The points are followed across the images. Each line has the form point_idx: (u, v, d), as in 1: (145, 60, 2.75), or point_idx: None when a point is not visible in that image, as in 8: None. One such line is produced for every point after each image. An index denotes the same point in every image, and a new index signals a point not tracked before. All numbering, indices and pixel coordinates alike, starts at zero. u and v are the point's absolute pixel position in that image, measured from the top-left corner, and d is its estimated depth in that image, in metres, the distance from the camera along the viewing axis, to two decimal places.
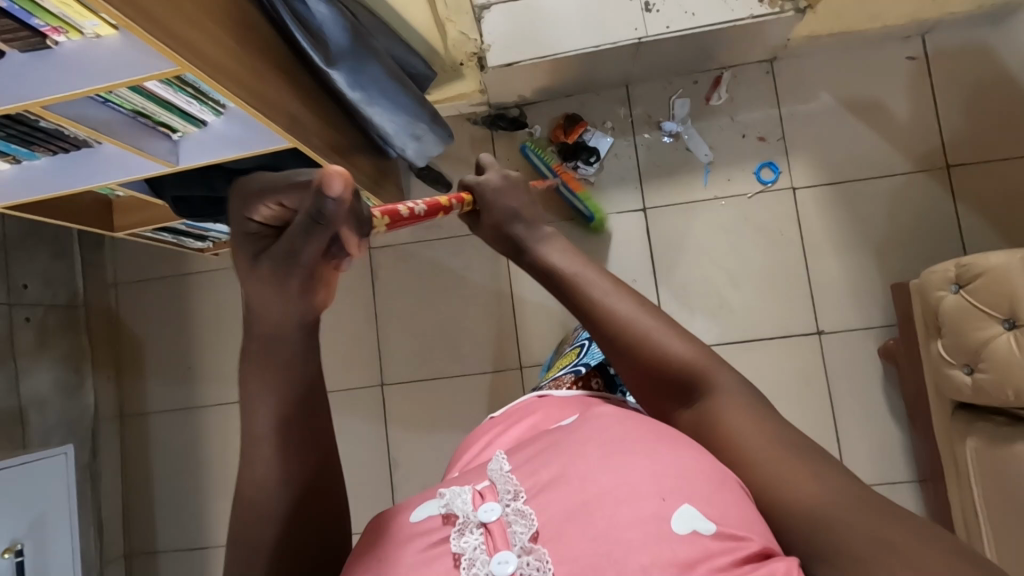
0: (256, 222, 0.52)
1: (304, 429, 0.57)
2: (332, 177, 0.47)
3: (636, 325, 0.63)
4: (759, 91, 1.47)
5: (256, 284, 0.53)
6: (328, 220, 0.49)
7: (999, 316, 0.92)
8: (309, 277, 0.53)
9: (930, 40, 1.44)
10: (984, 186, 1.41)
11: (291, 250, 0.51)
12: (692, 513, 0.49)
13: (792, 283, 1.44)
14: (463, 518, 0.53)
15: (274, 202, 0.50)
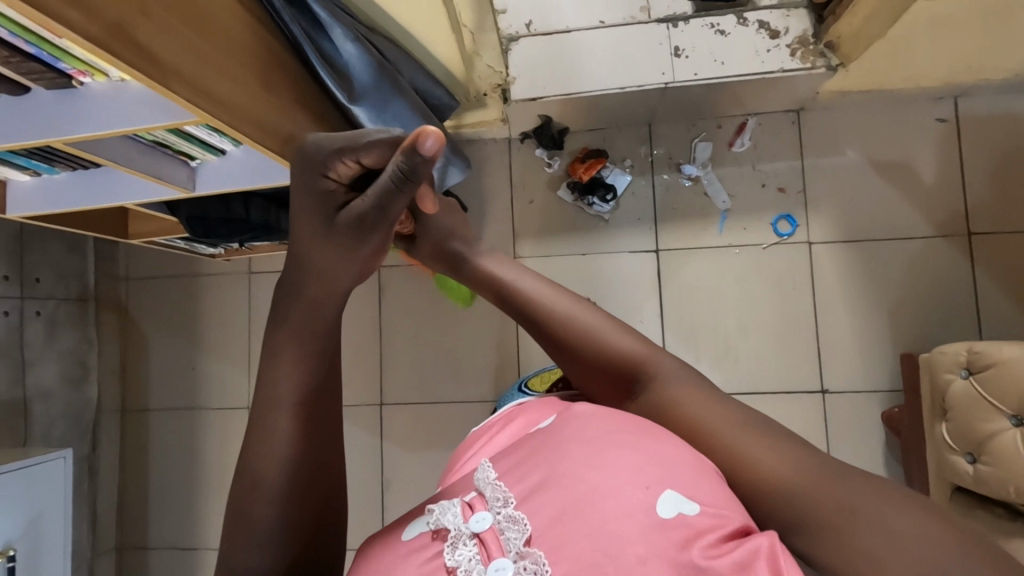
0: (333, 179, 0.60)
1: (317, 399, 0.60)
2: (426, 138, 0.55)
3: (577, 323, 0.63)
4: (784, 142, 1.46)
5: (327, 239, 0.61)
6: (416, 179, 0.57)
7: (1006, 411, 0.91)
8: (379, 233, 0.62)
9: (962, 104, 1.41)
10: (1005, 257, 1.39)
11: (371, 207, 0.59)
12: (677, 497, 0.48)
13: (800, 339, 1.42)
14: (454, 530, 0.53)
15: (354, 161, 0.59)
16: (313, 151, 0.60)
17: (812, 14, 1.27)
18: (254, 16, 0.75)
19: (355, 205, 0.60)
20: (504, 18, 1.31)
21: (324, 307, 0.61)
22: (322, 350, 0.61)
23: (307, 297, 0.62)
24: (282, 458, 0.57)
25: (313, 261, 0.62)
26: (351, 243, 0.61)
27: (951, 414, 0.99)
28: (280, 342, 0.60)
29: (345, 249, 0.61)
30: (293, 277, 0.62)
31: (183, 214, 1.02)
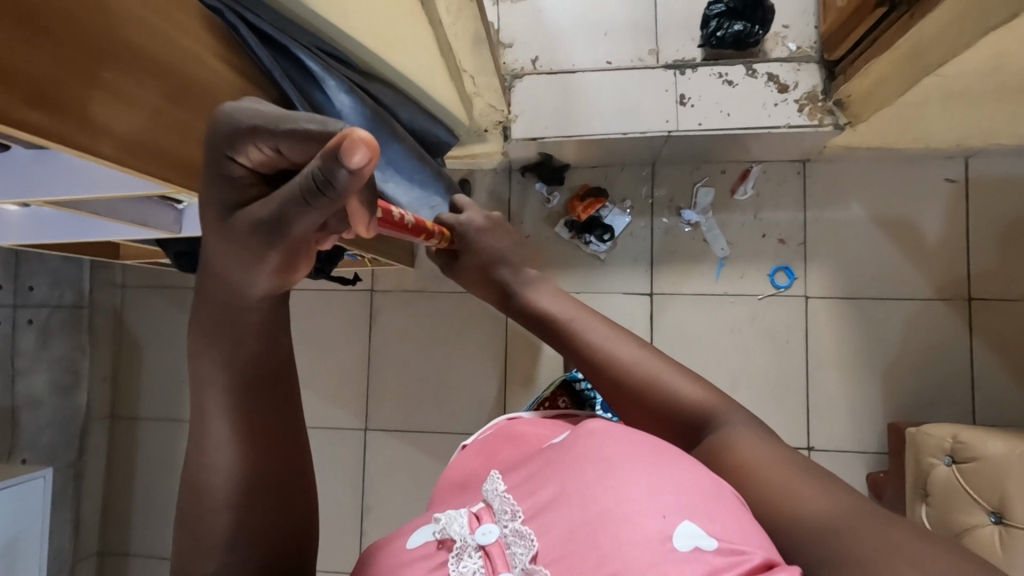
0: (243, 166, 0.42)
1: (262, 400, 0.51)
2: (354, 144, 0.36)
3: (643, 370, 0.63)
4: (787, 192, 1.43)
5: (224, 240, 0.44)
6: (334, 194, 0.39)
7: (987, 506, 0.90)
8: (290, 250, 0.44)
9: (972, 165, 1.38)
10: (1004, 325, 1.36)
11: (275, 216, 0.41)
12: (695, 531, 0.48)
13: (790, 394, 1.41)
14: (460, 542, 0.54)
15: (267, 147, 0.40)
16: (219, 123, 0.41)
17: (823, 70, 1.25)
18: (245, 79, 0.74)
19: (257, 207, 0.42)
20: (511, 53, 1.36)
21: (239, 314, 0.48)
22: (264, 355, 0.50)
23: (212, 297, 0.48)
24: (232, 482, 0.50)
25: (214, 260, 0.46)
26: (252, 254, 0.44)
27: (931, 499, 0.98)
28: (202, 346, 0.49)
29: (243, 258, 0.44)
30: (203, 275, 0.48)
31: (172, 248, 1.02)
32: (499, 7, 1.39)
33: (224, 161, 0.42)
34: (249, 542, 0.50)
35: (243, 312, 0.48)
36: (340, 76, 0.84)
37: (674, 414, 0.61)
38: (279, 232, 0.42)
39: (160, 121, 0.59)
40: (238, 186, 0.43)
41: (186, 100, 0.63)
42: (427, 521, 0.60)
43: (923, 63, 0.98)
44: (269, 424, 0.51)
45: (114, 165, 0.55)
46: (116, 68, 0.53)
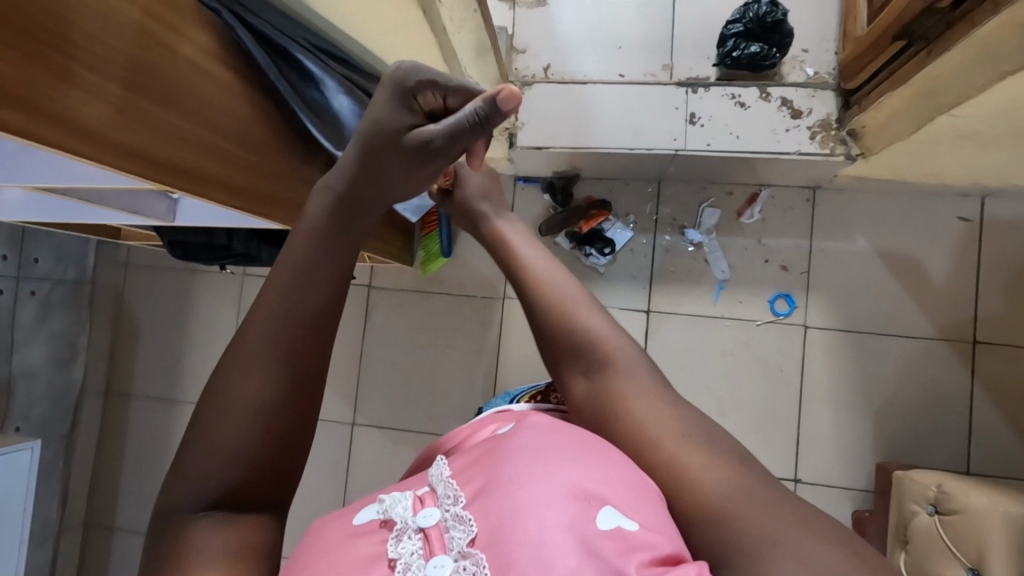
0: (416, 106, 0.61)
1: (321, 297, 0.53)
2: (511, 94, 0.58)
3: (562, 296, 0.62)
4: (795, 220, 1.41)
5: (386, 154, 0.59)
6: (488, 127, 0.60)
7: (965, 561, 0.88)
8: (439, 164, 0.62)
9: (987, 205, 1.35)
10: (1007, 371, 1.33)
11: (441, 137, 0.60)
12: (614, 514, 0.45)
13: (780, 425, 1.39)
14: (401, 523, 0.51)
15: (441, 97, 0.61)
16: (406, 71, 0.59)
17: (838, 97, 1.23)
18: (243, 84, 0.76)
19: (427, 131, 0.60)
20: (523, 59, 1.36)
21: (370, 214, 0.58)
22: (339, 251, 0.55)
23: (349, 197, 0.57)
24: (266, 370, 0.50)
25: (372, 165, 0.59)
26: (408, 166, 0.60)
27: (911, 547, 0.95)
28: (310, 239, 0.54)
29: (398, 170, 0.60)
30: (358, 174, 0.58)
31: (165, 236, 1.04)
32: (514, 11, 1.37)
33: (409, 99, 0.60)
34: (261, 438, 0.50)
35: (370, 213, 0.58)
36: (339, 77, 0.83)
37: (581, 344, 0.59)
38: (439, 149, 0.60)
39: (151, 123, 0.63)
40: (416, 120, 0.61)
41: (176, 99, 0.66)
42: (374, 499, 0.58)
43: (938, 100, 0.96)
44: (317, 309, 0.52)
45: (120, 172, 0.60)
46: (119, 81, 0.58)
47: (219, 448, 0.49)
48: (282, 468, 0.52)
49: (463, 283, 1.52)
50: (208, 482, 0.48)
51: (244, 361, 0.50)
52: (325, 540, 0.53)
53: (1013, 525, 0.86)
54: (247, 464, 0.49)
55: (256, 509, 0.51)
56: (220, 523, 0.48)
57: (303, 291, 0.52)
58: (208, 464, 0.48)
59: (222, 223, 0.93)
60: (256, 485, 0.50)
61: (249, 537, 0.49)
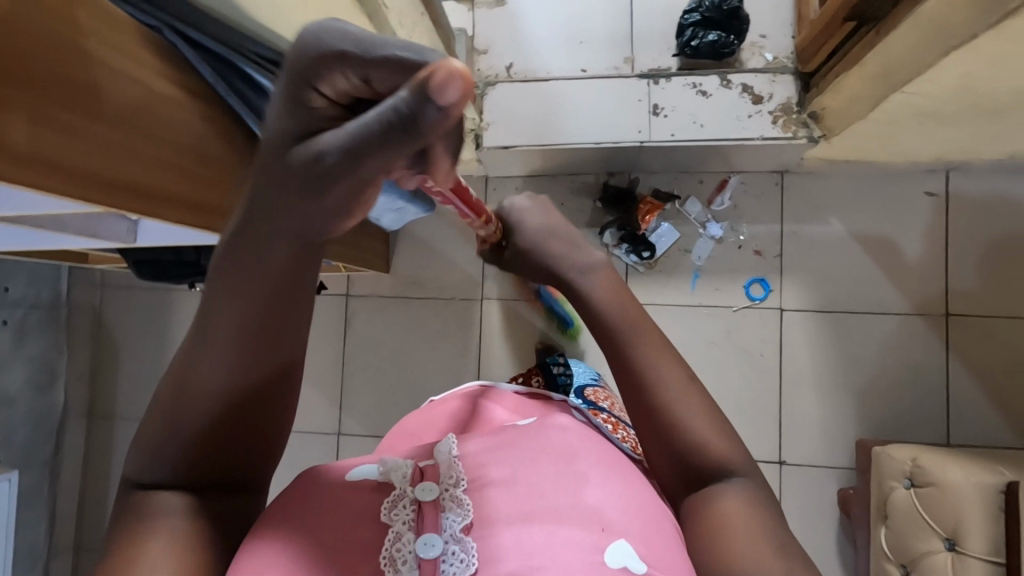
0: (325, 98, 0.40)
1: (267, 318, 0.45)
2: (447, 78, 0.34)
3: (667, 404, 0.54)
4: (766, 204, 1.41)
5: (281, 173, 0.40)
6: (416, 132, 0.36)
7: (942, 533, 0.89)
8: (347, 190, 0.40)
9: (953, 179, 1.36)
10: (981, 342, 1.35)
11: (338, 148, 0.38)
12: (627, 551, 0.47)
13: (763, 409, 1.40)
14: (399, 491, 0.51)
15: (359, 78, 0.38)
16: (305, 44, 0.39)
17: (798, 81, 1.23)
18: (196, 104, 0.76)
19: (321, 141, 0.39)
20: (486, 60, 1.36)
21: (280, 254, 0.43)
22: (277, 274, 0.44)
23: (255, 232, 0.42)
24: (208, 387, 0.46)
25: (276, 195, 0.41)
26: (307, 194, 0.40)
27: (891, 522, 0.96)
28: (237, 272, 0.43)
29: (299, 200, 0.41)
30: (254, 205, 0.42)
31: (132, 256, 1.03)
32: (474, 12, 1.37)
33: (307, 88, 0.39)
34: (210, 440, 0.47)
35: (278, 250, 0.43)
36: None
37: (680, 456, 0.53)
38: (346, 160, 0.39)
39: (101, 147, 0.62)
40: (317, 120, 0.40)
41: (120, 121, 0.65)
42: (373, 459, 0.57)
43: (891, 79, 0.97)
44: (260, 334, 0.45)
45: (63, 196, 0.60)
46: (62, 107, 0.58)
47: (164, 425, 0.46)
48: (236, 456, 0.49)
49: (442, 287, 1.52)
50: (154, 451, 0.47)
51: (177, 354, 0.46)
52: (309, 493, 0.51)
53: (987, 495, 0.86)
54: (192, 456, 0.47)
55: (206, 489, 0.49)
56: (162, 495, 0.47)
57: (231, 306, 0.44)
58: (150, 454, 0.47)
59: (185, 241, 0.93)
60: (204, 466, 0.48)
61: (198, 512, 0.48)
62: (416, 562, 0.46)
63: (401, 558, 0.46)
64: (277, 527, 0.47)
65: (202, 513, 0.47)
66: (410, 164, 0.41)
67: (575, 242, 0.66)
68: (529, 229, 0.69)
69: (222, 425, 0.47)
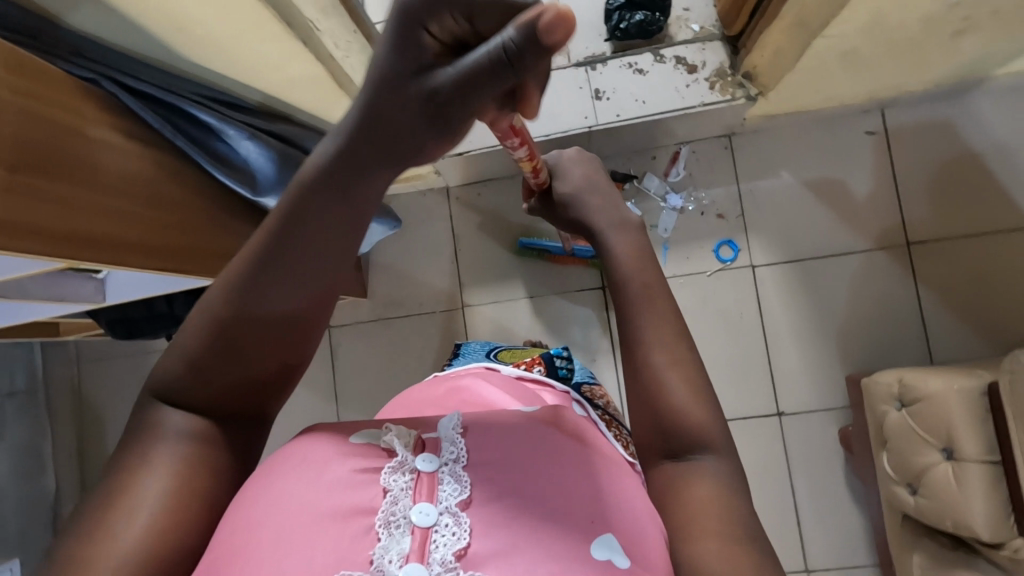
0: (431, 37, 0.44)
1: (312, 255, 0.47)
2: (553, 17, 0.39)
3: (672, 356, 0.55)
4: (719, 169, 1.46)
5: (390, 109, 0.45)
6: (522, 70, 0.42)
7: (938, 445, 0.91)
8: (458, 122, 0.46)
9: (888, 115, 1.43)
10: (945, 264, 1.40)
11: (452, 84, 0.43)
12: (614, 545, 0.47)
13: (753, 365, 1.43)
14: (400, 458, 0.49)
15: (464, 15, 0.42)
16: None
17: (726, 46, 1.28)
18: (143, 149, 0.77)
19: (434, 78, 0.44)
20: None
21: (373, 186, 0.47)
22: (326, 201, 0.46)
23: (351, 161, 0.46)
24: (233, 318, 0.47)
25: (375, 121, 0.45)
26: (418, 129, 0.46)
27: (891, 446, 0.99)
28: (315, 193, 0.46)
29: (412, 133, 0.46)
30: (359, 134, 0.45)
31: (104, 317, 1.01)
32: None
33: (416, 26, 0.43)
34: (222, 378, 0.48)
35: (368, 182, 0.46)
36: (240, 124, 0.84)
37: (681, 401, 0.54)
38: (454, 97, 0.44)
39: (49, 200, 0.62)
40: (426, 55, 0.44)
41: (64, 172, 0.64)
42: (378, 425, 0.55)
43: (811, 28, 1.01)
44: (298, 268, 0.47)
45: (25, 252, 0.60)
46: (6, 163, 0.57)
47: (189, 344, 0.48)
48: (268, 388, 0.51)
49: (421, 302, 1.53)
50: (189, 362, 0.48)
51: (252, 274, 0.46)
52: (312, 453, 0.50)
53: (970, 399, 0.89)
54: (203, 390, 0.48)
55: (225, 421, 0.50)
56: (184, 414, 0.48)
57: (288, 227, 0.46)
58: (166, 368, 0.49)
59: (157, 291, 0.92)
60: (226, 398, 0.49)
61: (216, 436, 0.49)
62: (409, 527, 0.46)
63: (394, 522, 0.46)
64: (276, 485, 0.47)
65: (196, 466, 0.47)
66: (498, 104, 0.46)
67: (613, 200, 0.66)
68: (570, 177, 0.69)
69: (249, 368, 0.48)
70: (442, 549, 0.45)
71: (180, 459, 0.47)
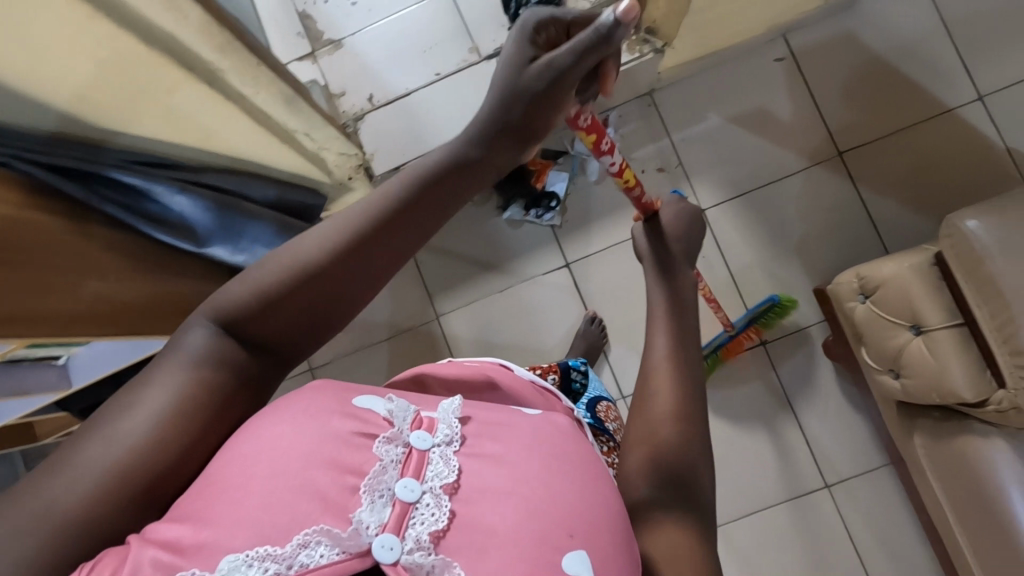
0: (542, 40, 0.65)
1: (399, 210, 0.58)
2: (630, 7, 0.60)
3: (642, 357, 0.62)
4: (648, 126, 1.50)
5: (521, 83, 0.62)
6: (612, 43, 0.62)
7: (905, 324, 0.94)
8: (563, 88, 0.63)
9: (792, 39, 1.49)
10: (879, 164, 1.46)
11: (571, 56, 0.62)
12: (581, 551, 0.47)
13: (727, 303, 1.46)
14: (395, 430, 0.51)
15: (558, 28, 0.65)
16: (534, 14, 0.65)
17: None
18: (71, 220, 0.79)
19: (551, 58, 0.62)
20: (346, 100, 1.38)
21: (491, 159, 0.63)
22: (449, 166, 0.60)
23: (489, 131, 0.62)
24: (328, 253, 0.55)
25: (512, 97, 0.62)
26: (545, 95, 0.63)
27: (866, 337, 1.02)
28: (443, 151, 0.61)
29: (542, 105, 0.63)
30: (496, 109, 0.62)
31: (75, 406, 1.00)
32: (319, 63, 1.41)
33: (534, 35, 0.64)
34: (301, 313, 0.55)
35: (489, 156, 0.62)
36: (167, 179, 0.86)
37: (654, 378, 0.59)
38: (566, 69, 0.62)
39: None
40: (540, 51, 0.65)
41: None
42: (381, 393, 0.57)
43: None
44: (400, 213, 0.58)
45: None
46: None
47: (274, 275, 0.55)
48: (332, 323, 0.57)
49: (397, 322, 1.54)
50: (260, 294, 0.54)
51: (365, 212, 0.57)
52: (307, 406, 0.50)
53: (922, 272, 0.93)
54: (283, 322, 0.55)
55: (258, 357, 0.55)
56: (222, 339, 0.54)
57: (411, 181, 0.59)
58: (238, 293, 0.55)
59: (122, 364, 0.93)
60: (290, 329, 0.55)
61: (245, 366, 0.54)
62: (391, 499, 0.47)
63: (378, 491, 0.47)
64: (269, 436, 0.47)
65: (222, 389, 0.52)
66: (583, 87, 0.69)
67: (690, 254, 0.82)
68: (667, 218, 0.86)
69: (324, 303, 0.56)
70: (419, 527, 0.46)
71: (186, 383, 0.51)
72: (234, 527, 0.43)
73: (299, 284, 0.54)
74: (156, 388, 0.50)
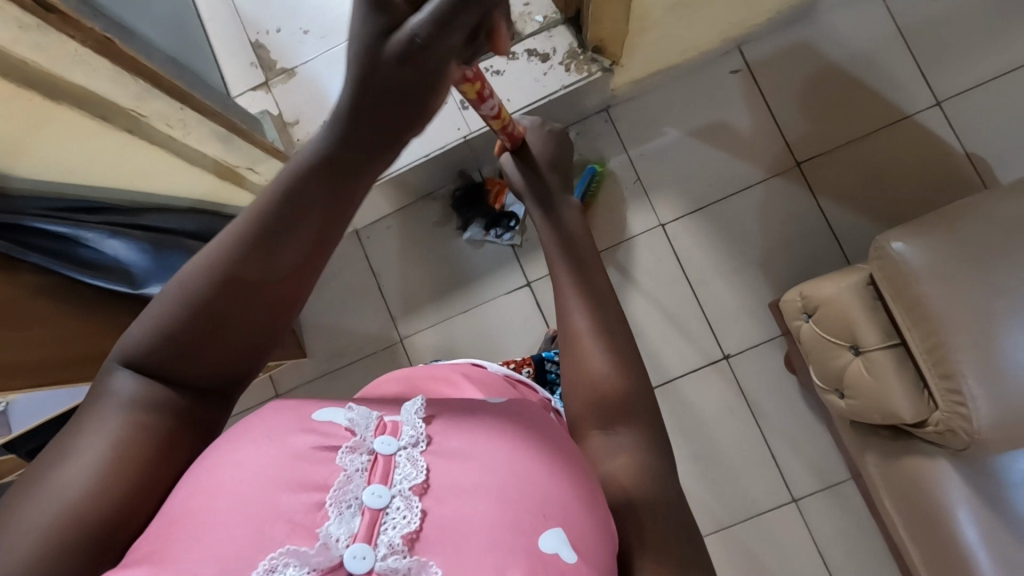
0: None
1: (290, 223, 0.51)
2: None
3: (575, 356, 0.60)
4: (605, 142, 1.50)
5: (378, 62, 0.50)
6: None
7: (845, 343, 0.94)
8: (441, 64, 0.52)
9: (747, 51, 1.48)
10: (837, 173, 1.45)
11: (427, 25, 0.49)
12: (560, 539, 0.45)
13: (690, 318, 1.45)
14: (359, 437, 0.49)
15: None
16: None
17: (571, 27, 1.32)
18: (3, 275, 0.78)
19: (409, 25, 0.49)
20: (300, 129, 1.39)
21: (371, 153, 0.53)
22: (321, 171, 0.52)
23: (360, 121, 0.52)
24: (222, 284, 0.50)
25: (373, 77, 0.50)
26: (412, 75, 0.51)
27: (811, 356, 1.02)
28: (313, 155, 0.52)
29: (413, 83, 0.51)
30: (361, 94, 0.51)
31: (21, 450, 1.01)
32: (272, 93, 1.42)
33: None
34: (215, 347, 0.50)
35: (363, 148, 0.52)
36: (97, 225, 0.87)
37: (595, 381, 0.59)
38: (429, 41, 0.50)
39: None
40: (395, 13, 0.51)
41: None
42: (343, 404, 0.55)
43: None
44: (290, 227, 0.51)
45: None
46: None
47: (173, 315, 0.50)
48: (259, 348, 0.53)
49: (361, 346, 1.53)
50: (164, 333, 0.49)
51: (255, 234, 0.51)
52: (268, 426, 0.49)
53: (858, 292, 0.92)
54: (200, 361, 0.50)
55: (194, 391, 0.51)
56: (147, 382, 0.50)
57: (288, 193, 0.51)
58: (144, 340, 0.50)
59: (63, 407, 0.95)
60: (215, 364, 0.51)
61: (179, 409, 0.50)
62: (359, 507, 0.45)
63: (345, 501, 0.44)
64: (231, 456, 0.46)
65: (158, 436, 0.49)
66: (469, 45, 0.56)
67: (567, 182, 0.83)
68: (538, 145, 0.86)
69: (243, 333, 0.51)
70: (391, 531, 0.44)
71: (123, 425, 0.47)
72: (195, 550, 0.41)
73: (202, 316, 0.49)
74: (95, 435, 0.47)
